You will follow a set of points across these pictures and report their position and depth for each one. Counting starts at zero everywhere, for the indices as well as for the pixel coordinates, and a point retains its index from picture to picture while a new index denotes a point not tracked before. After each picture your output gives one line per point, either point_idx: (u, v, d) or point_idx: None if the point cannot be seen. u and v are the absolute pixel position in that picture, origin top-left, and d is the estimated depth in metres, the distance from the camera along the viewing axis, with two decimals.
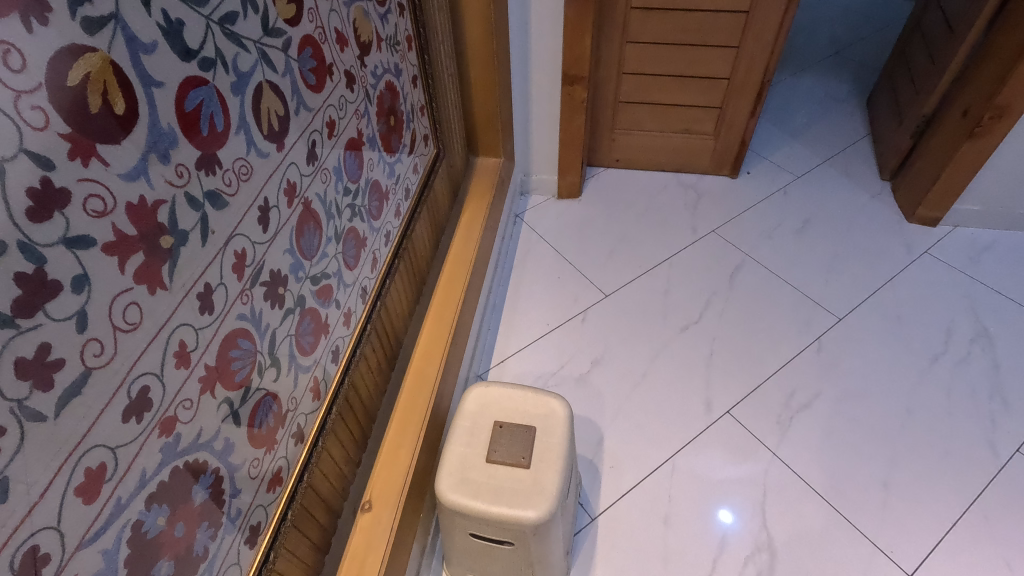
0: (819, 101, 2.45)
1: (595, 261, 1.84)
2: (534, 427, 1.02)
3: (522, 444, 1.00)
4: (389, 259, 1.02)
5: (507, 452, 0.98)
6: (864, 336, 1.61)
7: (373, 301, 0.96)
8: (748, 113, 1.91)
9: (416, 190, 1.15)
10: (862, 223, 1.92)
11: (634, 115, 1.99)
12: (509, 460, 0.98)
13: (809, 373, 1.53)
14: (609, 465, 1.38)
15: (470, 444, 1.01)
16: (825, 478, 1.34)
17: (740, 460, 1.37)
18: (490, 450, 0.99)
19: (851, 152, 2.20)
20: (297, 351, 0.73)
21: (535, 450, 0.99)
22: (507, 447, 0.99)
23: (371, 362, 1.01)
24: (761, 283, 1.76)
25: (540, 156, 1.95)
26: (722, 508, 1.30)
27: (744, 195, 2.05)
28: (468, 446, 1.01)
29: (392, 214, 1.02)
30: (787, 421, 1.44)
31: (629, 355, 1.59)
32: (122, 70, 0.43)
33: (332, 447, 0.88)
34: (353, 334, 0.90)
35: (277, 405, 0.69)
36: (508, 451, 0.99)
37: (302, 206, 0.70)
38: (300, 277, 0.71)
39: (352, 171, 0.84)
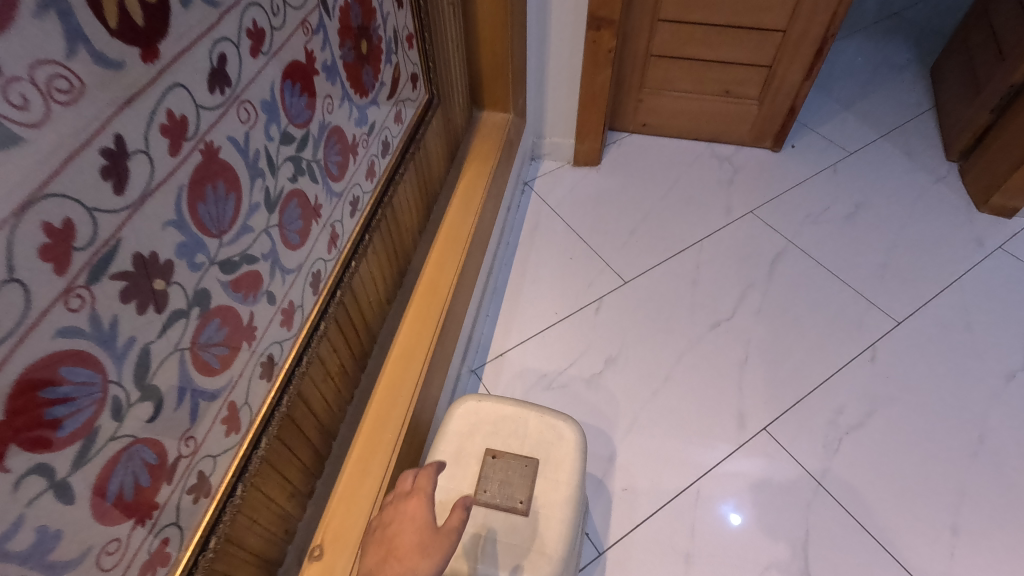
0: (875, 67, 2.15)
1: (614, 241, 1.60)
2: (535, 459, 0.80)
3: (521, 483, 0.78)
4: (358, 236, 0.78)
5: (500, 493, 0.77)
6: (926, 345, 1.38)
7: (331, 291, 0.73)
8: (802, 75, 1.63)
9: (399, 145, 0.89)
10: (924, 212, 1.67)
11: (666, 73, 1.71)
12: (502, 506, 0.76)
13: (861, 386, 1.30)
14: (621, 487, 1.17)
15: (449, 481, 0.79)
16: (878, 514, 1.14)
17: (777, 486, 1.17)
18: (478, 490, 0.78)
19: (911, 127, 1.92)
20: (195, 370, 0.49)
21: (536, 492, 0.78)
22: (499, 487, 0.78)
23: (329, 368, 0.79)
24: (806, 276, 1.51)
25: (556, 115, 1.69)
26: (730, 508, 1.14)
27: (788, 172, 1.79)
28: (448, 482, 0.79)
29: (362, 174, 0.77)
30: (835, 444, 1.22)
31: (649, 355, 1.36)
32: None
33: (265, 486, 0.66)
34: (298, 336, 0.67)
35: (160, 453, 0.47)
36: (503, 491, 0.77)
37: (198, 154, 0.45)
38: (199, 264, 0.48)
39: (296, 110, 0.59)
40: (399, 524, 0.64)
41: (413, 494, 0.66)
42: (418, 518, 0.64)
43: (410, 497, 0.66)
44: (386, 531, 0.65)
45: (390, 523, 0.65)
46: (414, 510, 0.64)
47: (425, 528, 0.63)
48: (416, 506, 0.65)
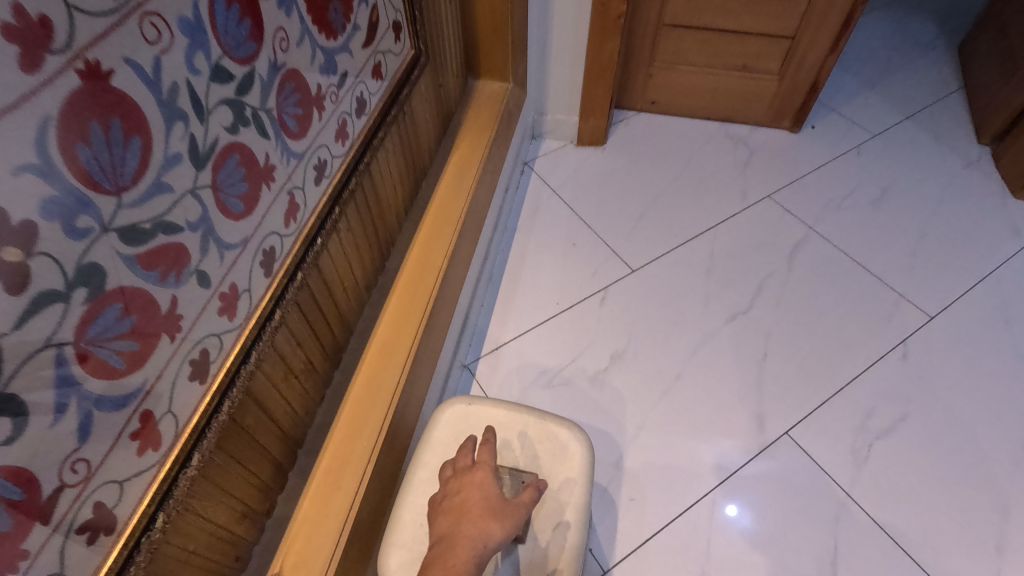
0: (899, 44, 2.02)
1: (621, 227, 1.47)
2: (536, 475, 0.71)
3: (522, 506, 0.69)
4: (325, 209, 0.65)
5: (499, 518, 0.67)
6: (960, 343, 1.26)
7: (291, 275, 0.60)
8: (828, 49, 1.49)
9: (380, 105, 0.76)
10: (955, 198, 1.54)
11: (679, 44, 1.58)
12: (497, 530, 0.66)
13: (892, 388, 1.19)
14: (629, 496, 1.05)
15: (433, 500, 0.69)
16: (912, 530, 1.03)
17: (801, 498, 1.05)
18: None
19: (939, 108, 1.79)
20: (84, 374, 0.37)
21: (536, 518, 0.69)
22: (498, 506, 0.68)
23: (291, 366, 0.66)
24: (829, 266, 1.39)
25: (559, 89, 1.55)
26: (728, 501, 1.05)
27: (808, 154, 1.66)
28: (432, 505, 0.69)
29: (331, 134, 0.65)
30: (864, 451, 1.11)
31: (660, 350, 1.24)
32: None
33: (204, 511, 0.54)
34: (246, 328, 0.54)
35: (29, 486, 0.35)
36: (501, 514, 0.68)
37: (72, 76, 0.33)
38: (84, 232, 0.35)
39: (235, 40, 0.46)
40: (465, 494, 0.59)
41: (472, 468, 0.62)
42: (485, 488, 0.59)
43: (467, 472, 0.61)
44: (449, 503, 0.59)
45: (450, 496, 0.60)
46: (479, 481, 0.60)
47: (492, 496, 0.58)
48: (481, 477, 0.60)
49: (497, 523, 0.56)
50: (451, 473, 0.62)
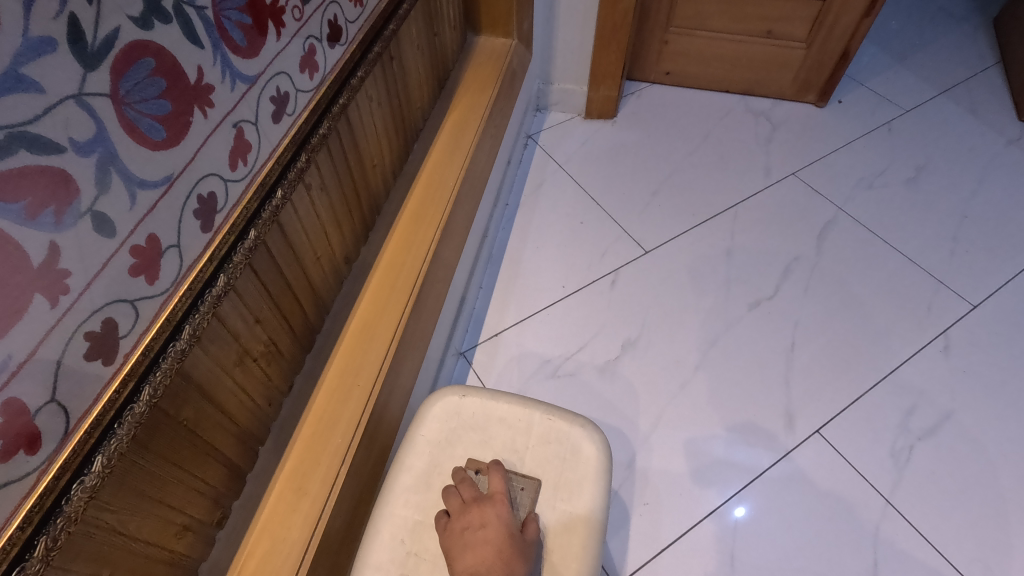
0: (930, 16, 1.88)
1: (633, 204, 1.35)
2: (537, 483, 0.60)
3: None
4: (287, 156, 0.53)
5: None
6: (1008, 334, 1.15)
7: (241, 230, 0.48)
8: (862, 12, 1.36)
9: (359, 38, 0.64)
10: (997, 178, 1.42)
11: (699, 7, 1.45)
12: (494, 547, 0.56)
13: (934, 383, 1.07)
14: (642, 501, 0.94)
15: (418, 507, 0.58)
16: (962, 544, 0.91)
17: (837, 502, 0.94)
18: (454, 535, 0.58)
19: (976, 83, 1.66)
20: None
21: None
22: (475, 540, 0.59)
23: (248, 346, 0.54)
24: (861, 249, 1.27)
25: (567, 55, 1.43)
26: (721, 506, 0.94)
27: (835, 130, 1.53)
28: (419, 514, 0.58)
29: (294, 59, 0.52)
30: (905, 453, 0.99)
31: (677, 339, 1.13)
32: None
33: (122, 526, 0.43)
34: (175, 295, 0.42)
35: None
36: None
37: None
38: None
39: None
40: (487, 530, 0.53)
41: (485, 499, 0.56)
42: (505, 523, 0.54)
43: (479, 504, 0.55)
44: (470, 539, 0.53)
45: (468, 532, 0.53)
46: (501, 516, 0.54)
47: (516, 533, 0.54)
48: (501, 509, 0.55)
49: (527, 566, 0.52)
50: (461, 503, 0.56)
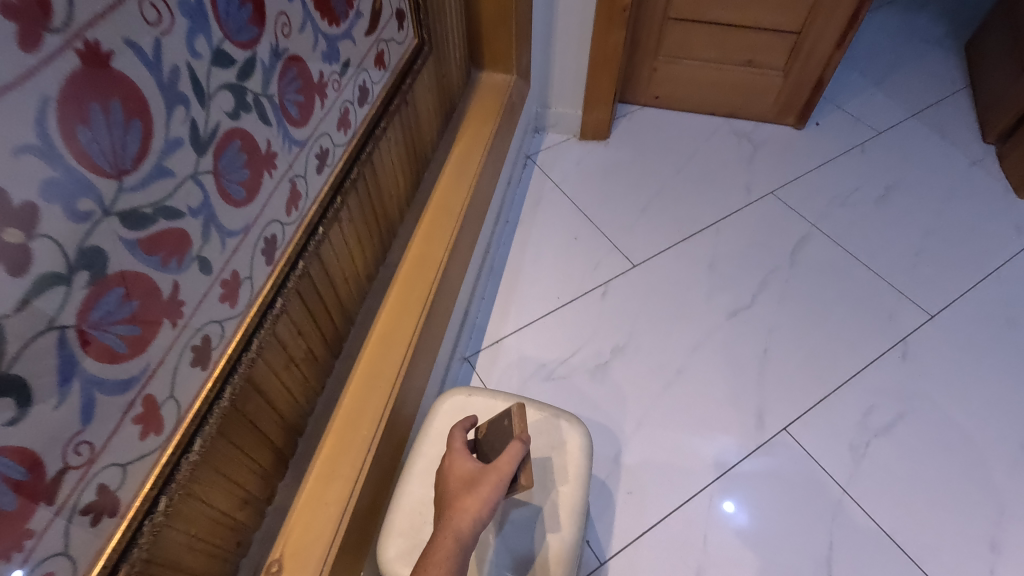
0: (906, 41, 2.00)
1: (623, 221, 1.47)
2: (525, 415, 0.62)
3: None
4: (326, 199, 0.65)
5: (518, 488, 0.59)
6: (963, 341, 1.26)
7: (292, 262, 0.60)
8: (834, 43, 1.49)
9: (381, 93, 0.76)
10: (960, 196, 1.54)
11: (684, 37, 1.57)
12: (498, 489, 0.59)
13: (892, 386, 1.19)
14: (627, 489, 1.06)
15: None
16: (911, 527, 1.03)
17: (801, 490, 1.06)
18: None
19: (946, 106, 1.78)
20: (85, 357, 0.37)
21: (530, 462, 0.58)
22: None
23: (293, 353, 0.66)
24: (831, 263, 1.39)
25: (563, 82, 1.55)
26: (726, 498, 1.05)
27: (813, 151, 1.65)
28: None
29: (333, 120, 0.64)
30: (863, 448, 1.11)
31: (661, 345, 1.24)
32: None
33: (205, 495, 0.55)
34: (248, 316, 0.54)
35: (29, 469, 0.35)
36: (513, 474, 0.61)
37: (75, 56, 0.33)
38: (82, 213, 0.35)
39: (236, 24, 0.45)
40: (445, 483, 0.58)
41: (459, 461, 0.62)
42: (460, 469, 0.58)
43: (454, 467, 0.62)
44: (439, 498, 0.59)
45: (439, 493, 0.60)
46: (456, 466, 0.59)
47: (467, 475, 0.57)
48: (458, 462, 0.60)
49: (474, 494, 0.54)
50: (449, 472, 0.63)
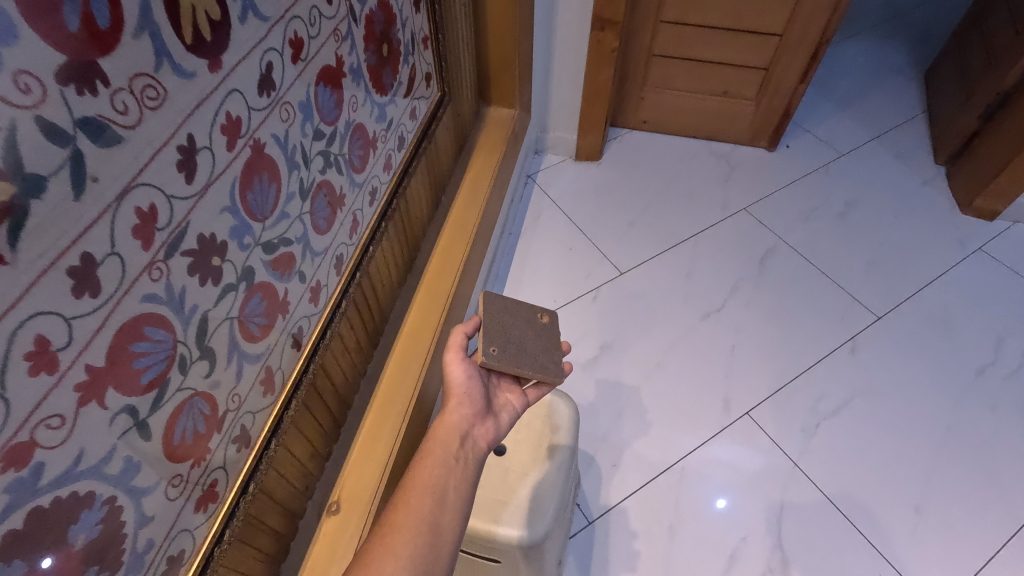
0: (873, 69, 2.20)
1: (612, 233, 1.67)
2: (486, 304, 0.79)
3: (501, 335, 0.75)
4: (375, 224, 0.85)
5: (504, 355, 0.73)
6: (905, 339, 1.45)
7: (352, 272, 0.80)
8: (798, 78, 1.69)
9: (413, 139, 0.96)
10: (911, 213, 1.74)
11: (668, 70, 1.78)
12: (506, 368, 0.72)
13: (840, 377, 1.38)
14: (611, 462, 1.25)
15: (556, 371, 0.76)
16: (849, 493, 1.22)
17: (759, 466, 1.25)
18: (539, 366, 0.74)
19: (904, 130, 1.98)
20: (241, 337, 0.57)
21: (484, 333, 0.74)
22: (514, 356, 0.73)
23: (348, 341, 0.86)
24: (794, 271, 1.59)
25: (560, 110, 1.75)
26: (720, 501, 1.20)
27: (782, 171, 1.85)
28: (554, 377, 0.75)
29: (381, 165, 0.84)
30: (813, 429, 1.30)
31: (643, 342, 1.44)
32: None
33: (291, 443, 0.74)
34: (324, 312, 0.75)
35: (211, 407, 0.55)
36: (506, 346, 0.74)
37: (251, 148, 0.53)
38: (246, 244, 0.55)
39: (326, 110, 0.66)
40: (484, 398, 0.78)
41: (513, 385, 0.76)
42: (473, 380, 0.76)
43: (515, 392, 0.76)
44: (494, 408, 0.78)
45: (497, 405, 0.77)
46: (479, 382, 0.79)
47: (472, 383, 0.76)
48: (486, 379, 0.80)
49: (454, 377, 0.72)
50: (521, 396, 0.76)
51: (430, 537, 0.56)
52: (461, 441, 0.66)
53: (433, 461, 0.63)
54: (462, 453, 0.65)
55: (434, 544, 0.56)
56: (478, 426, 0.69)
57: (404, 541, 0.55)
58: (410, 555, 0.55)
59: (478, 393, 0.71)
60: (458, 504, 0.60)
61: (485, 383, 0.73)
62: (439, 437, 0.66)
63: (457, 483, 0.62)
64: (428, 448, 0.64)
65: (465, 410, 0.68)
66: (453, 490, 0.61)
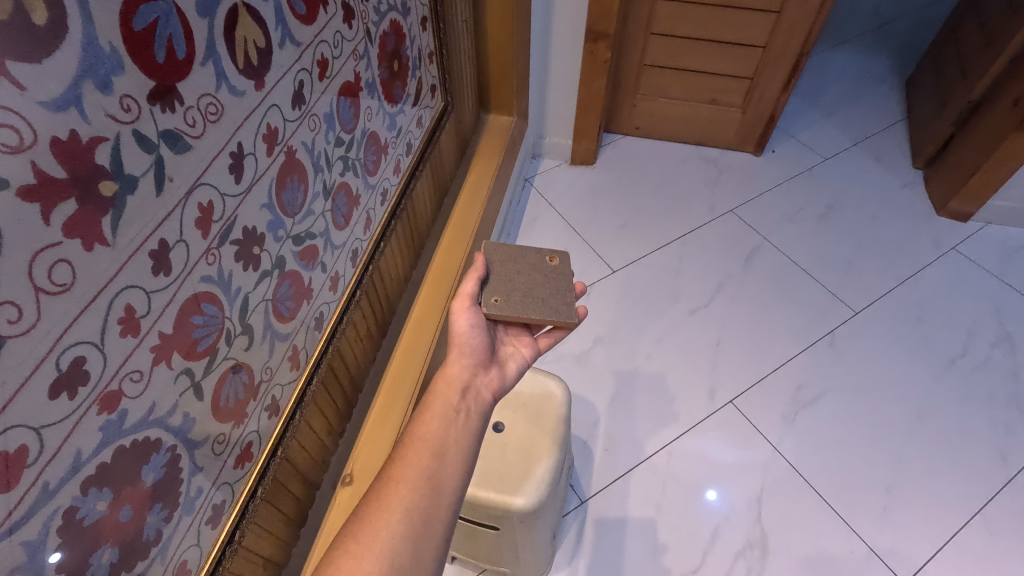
0: (856, 77, 2.30)
1: (606, 234, 1.76)
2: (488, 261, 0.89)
3: (503, 287, 0.85)
4: (385, 222, 0.94)
5: (505, 304, 0.82)
6: (881, 333, 1.54)
7: (365, 265, 0.89)
8: (781, 87, 1.79)
9: (419, 146, 1.05)
10: (889, 214, 1.83)
11: (658, 79, 1.87)
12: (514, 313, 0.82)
13: (819, 368, 1.47)
14: (603, 447, 1.34)
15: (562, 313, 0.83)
16: (826, 476, 1.30)
17: (741, 450, 1.33)
18: (543, 311, 0.83)
19: (885, 136, 2.08)
20: (274, 317, 0.66)
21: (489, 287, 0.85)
22: (522, 302, 0.83)
23: (359, 329, 0.95)
24: (777, 270, 1.68)
25: (556, 117, 1.84)
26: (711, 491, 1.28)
27: (768, 174, 1.95)
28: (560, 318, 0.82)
29: (391, 169, 0.93)
30: (792, 416, 1.39)
31: (633, 335, 1.53)
32: None
33: (310, 418, 0.83)
34: (341, 300, 0.83)
35: (248, 376, 0.63)
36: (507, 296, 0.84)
37: (285, 154, 0.61)
38: (280, 236, 0.64)
39: (346, 120, 0.75)
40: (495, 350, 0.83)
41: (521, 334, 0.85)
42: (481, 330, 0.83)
43: (523, 340, 0.84)
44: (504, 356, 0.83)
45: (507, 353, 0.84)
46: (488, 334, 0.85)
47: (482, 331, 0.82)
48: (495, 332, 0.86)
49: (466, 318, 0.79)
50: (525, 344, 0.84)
51: (430, 490, 0.61)
52: (463, 392, 0.71)
53: (434, 416, 0.67)
54: (463, 405, 0.70)
55: (434, 496, 0.61)
56: (479, 375, 0.75)
57: (404, 495, 0.60)
58: (409, 504, 0.59)
59: (478, 342, 0.78)
60: (457, 455, 0.65)
61: (486, 332, 0.80)
62: (440, 391, 0.70)
63: (456, 436, 0.66)
64: (430, 403, 0.69)
65: (466, 359, 0.75)
66: (454, 442, 0.66)
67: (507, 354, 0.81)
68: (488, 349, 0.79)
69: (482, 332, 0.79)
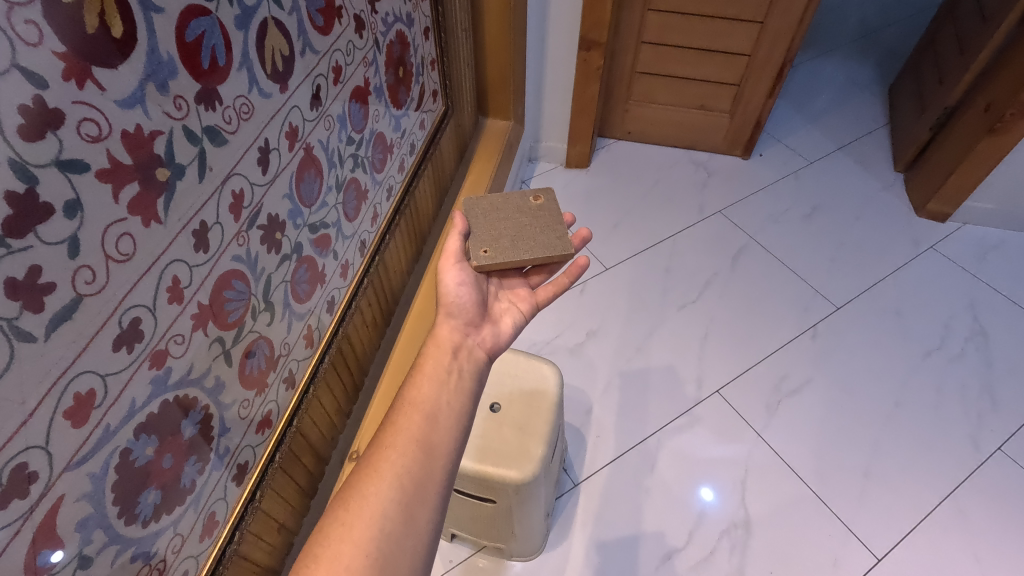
0: (842, 85, 2.39)
1: (599, 233, 1.83)
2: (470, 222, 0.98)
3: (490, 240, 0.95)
4: (390, 216, 1.01)
5: (493, 255, 0.92)
6: (861, 327, 1.61)
7: (372, 256, 0.96)
8: (766, 93, 1.87)
9: (421, 147, 1.13)
10: (871, 215, 1.91)
11: (649, 86, 1.95)
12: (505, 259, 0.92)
13: (802, 360, 1.54)
14: (595, 434, 1.41)
15: (555, 249, 0.94)
16: (807, 461, 1.37)
17: (727, 437, 1.40)
18: (533, 254, 0.94)
19: (868, 140, 2.16)
20: (292, 297, 0.73)
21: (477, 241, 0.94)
22: (513, 247, 0.94)
23: (366, 317, 1.02)
24: (763, 268, 1.75)
25: (552, 122, 1.92)
26: (707, 492, 1.32)
27: (755, 177, 2.02)
28: (553, 252, 0.93)
29: (396, 168, 1.01)
30: (776, 404, 1.46)
31: (625, 329, 1.60)
32: (129, 10, 0.42)
33: (321, 396, 0.89)
34: (350, 286, 0.91)
35: (269, 348, 0.70)
36: (495, 247, 0.93)
37: (303, 150, 0.69)
38: (298, 224, 0.71)
39: (356, 121, 0.82)
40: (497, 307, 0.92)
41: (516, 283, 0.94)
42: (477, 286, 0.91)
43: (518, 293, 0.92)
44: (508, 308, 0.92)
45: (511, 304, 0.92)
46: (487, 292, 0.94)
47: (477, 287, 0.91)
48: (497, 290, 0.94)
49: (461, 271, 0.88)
50: (520, 296, 0.92)
51: (421, 454, 0.67)
52: (454, 353, 0.78)
53: (426, 381, 0.74)
54: (453, 366, 0.76)
55: (426, 460, 0.67)
56: (470, 334, 0.82)
57: (395, 460, 0.66)
58: (402, 469, 0.65)
59: (464, 296, 0.86)
60: (448, 415, 0.72)
61: (473, 287, 0.88)
62: (431, 355, 0.77)
63: (447, 399, 0.73)
64: (423, 366, 0.76)
65: (455, 321, 0.82)
66: (445, 403, 0.72)
67: (500, 309, 0.89)
68: (477, 307, 0.86)
69: (469, 289, 0.87)
